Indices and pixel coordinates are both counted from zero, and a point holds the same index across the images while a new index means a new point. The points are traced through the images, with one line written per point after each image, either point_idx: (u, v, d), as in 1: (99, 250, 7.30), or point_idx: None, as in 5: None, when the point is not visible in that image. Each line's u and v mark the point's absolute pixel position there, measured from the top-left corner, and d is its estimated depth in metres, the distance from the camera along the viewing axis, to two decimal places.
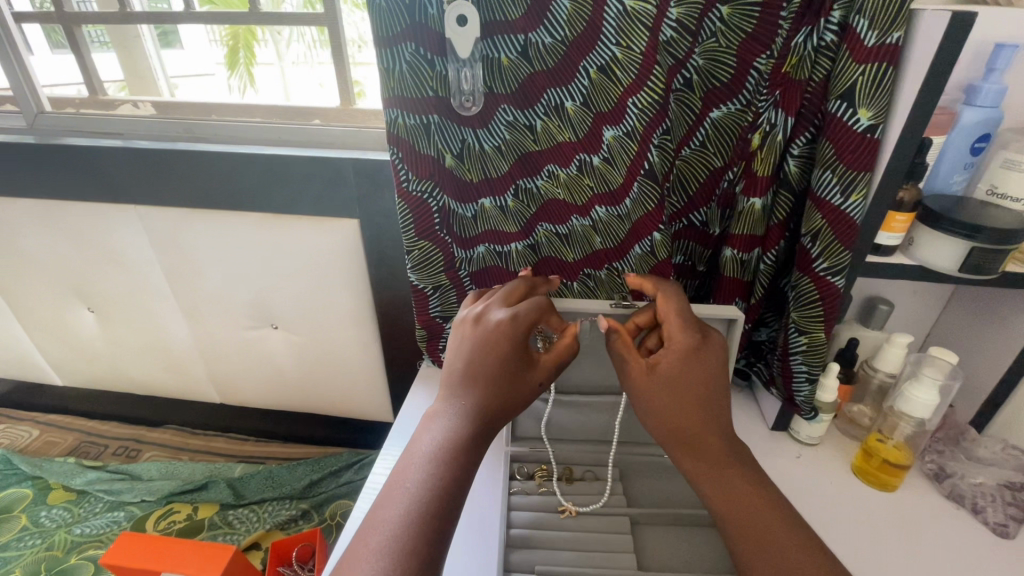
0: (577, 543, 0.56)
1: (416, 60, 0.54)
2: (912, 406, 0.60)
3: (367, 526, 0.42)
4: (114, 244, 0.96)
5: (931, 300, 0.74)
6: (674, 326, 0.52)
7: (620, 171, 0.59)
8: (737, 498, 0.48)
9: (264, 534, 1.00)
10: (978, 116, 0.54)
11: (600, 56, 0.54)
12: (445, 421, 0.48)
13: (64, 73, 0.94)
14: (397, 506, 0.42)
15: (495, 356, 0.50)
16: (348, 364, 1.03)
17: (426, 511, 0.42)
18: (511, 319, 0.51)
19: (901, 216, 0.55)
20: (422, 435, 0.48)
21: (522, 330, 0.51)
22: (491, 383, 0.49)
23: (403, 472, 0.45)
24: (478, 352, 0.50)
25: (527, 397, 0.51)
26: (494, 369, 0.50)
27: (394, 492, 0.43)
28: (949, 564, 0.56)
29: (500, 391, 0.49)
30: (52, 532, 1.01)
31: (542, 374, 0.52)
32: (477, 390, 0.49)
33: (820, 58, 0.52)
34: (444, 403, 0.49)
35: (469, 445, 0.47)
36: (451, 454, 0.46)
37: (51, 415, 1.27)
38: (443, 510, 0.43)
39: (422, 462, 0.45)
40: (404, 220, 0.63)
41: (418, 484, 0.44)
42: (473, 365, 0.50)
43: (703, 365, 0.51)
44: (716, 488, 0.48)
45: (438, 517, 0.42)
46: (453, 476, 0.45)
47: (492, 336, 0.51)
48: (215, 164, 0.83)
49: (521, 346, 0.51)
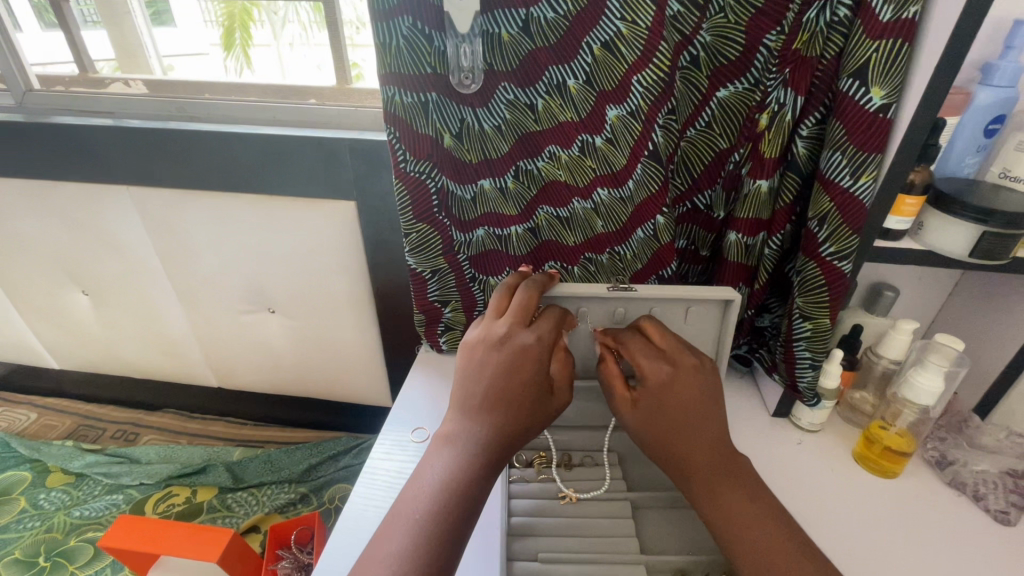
0: (577, 529, 0.55)
1: (412, 36, 0.53)
2: (917, 393, 0.60)
3: (368, 557, 0.42)
4: (107, 225, 0.94)
5: (937, 286, 0.73)
6: (644, 358, 0.53)
7: (623, 152, 0.58)
8: (736, 514, 0.46)
9: (262, 518, 1.00)
10: (993, 96, 0.53)
11: (604, 32, 0.52)
12: (457, 449, 0.47)
13: (53, 50, 0.91)
14: (397, 544, 0.42)
15: (511, 386, 0.49)
16: (346, 347, 1.03)
17: (427, 551, 0.41)
18: (533, 350, 0.51)
19: (912, 199, 0.53)
20: (431, 463, 0.47)
21: (541, 362, 0.51)
22: (504, 415, 0.48)
23: (408, 504, 0.44)
24: (501, 376, 0.49)
25: (535, 429, 0.50)
26: (506, 399, 0.49)
27: (398, 524, 0.43)
28: (948, 551, 0.56)
29: (511, 422, 0.48)
30: (51, 514, 1.01)
31: (553, 402, 0.52)
32: (493, 419, 0.48)
33: (832, 34, 0.50)
34: (455, 431, 0.48)
35: (476, 481, 0.46)
36: (456, 489, 0.45)
37: (47, 398, 1.27)
38: (443, 551, 0.42)
39: (427, 494, 0.45)
40: (401, 201, 0.62)
41: (421, 519, 0.43)
42: (491, 392, 0.49)
43: (675, 397, 0.51)
44: (716, 508, 0.47)
45: (436, 560, 0.41)
46: (459, 513, 0.44)
47: (513, 364, 0.50)
48: (205, 142, 0.81)
49: (539, 378, 0.50)
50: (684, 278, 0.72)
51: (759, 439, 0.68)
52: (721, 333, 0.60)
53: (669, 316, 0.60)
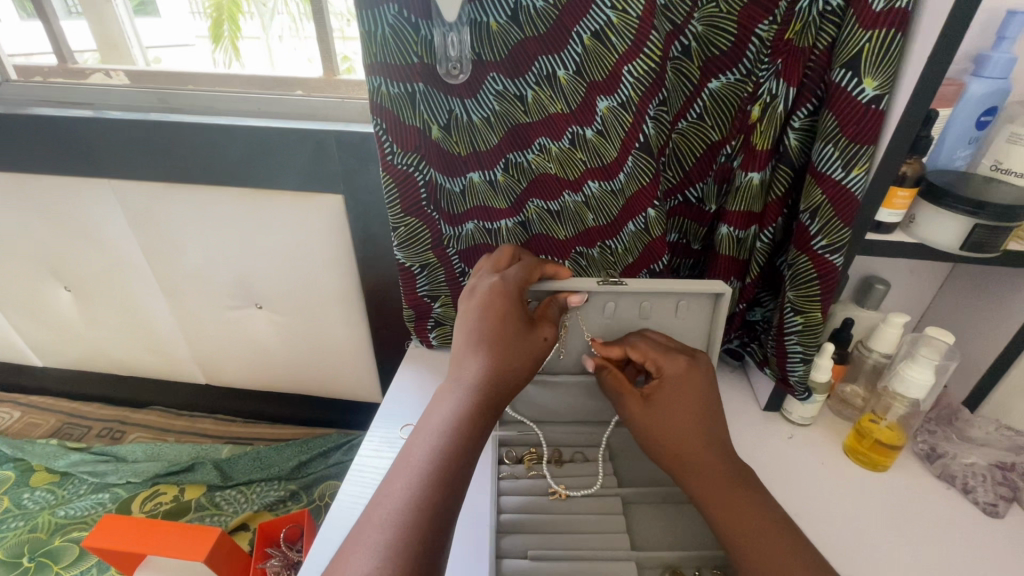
0: (567, 526, 0.55)
1: (398, 24, 0.51)
2: (907, 387, 0.60)
3: (374, 502, 0.39)
4: (89, 219, 0.92)
5: (927, 280, 0.73)
6: (661, 355, 0.55)
7: (615, 144, 0.57)
8: (743, 516, 0.46)
9: (251, 516, 0.99)
10: (986, 87, 0.52)
11: (594, 21, 0.51)
12: (454, 392, 0.47)
13: (33, 40, 0.89)
14: (403, 485, 0.40)
15: (492, 325, 0.51)
16: (335, 343, 1.01)
17: (434, 486, 0.40)
18: (504, 286, 0.54)
19: (903, 192, 0.53)
20: (431, 411, 0.46)
21: (515, 298, 0.53)
22: (495, 349, 0.49)
23: (411, 450, 0.43)
24: (484, 315, 0.52)
25: (530, 364, 0.51)
26: (495, 334, 0.51)
27: (403, 466, 0.41)
28: (937, 544, 0.56)
29: (502, 357, 0.49)
30: (35, 514, 1.00)
31: (541, 335, 0.53)
32: (485, 354, 0.49)
33: (825, 23, 0.49)
34: (451, 376, 0.49)
35: (477, 415, 0.45)
36: (460, 423, 0.44)
37: (31, 396, 1.24)
38: (451, 484, 0.40)
39: (433, 433, 0.44)
40: (389, 194, 0.60)
41: (428, 457, 0.42)
42: (478, 331, 0.51)
43: (687, 391, 0.53)
44: (725, 508, 0.47)
45: (445, 493, 0.40)
46: (463, 446, 0.43)
47: (491, 303, 0.52)
48: (190, 135, 0.79)
49: (518, 310, 0.53)
50: (676, 272, 0.72)
51: (750, 433, 0.68)
52: (713, 327, 0.60)
53: (660, 311, 0.59)
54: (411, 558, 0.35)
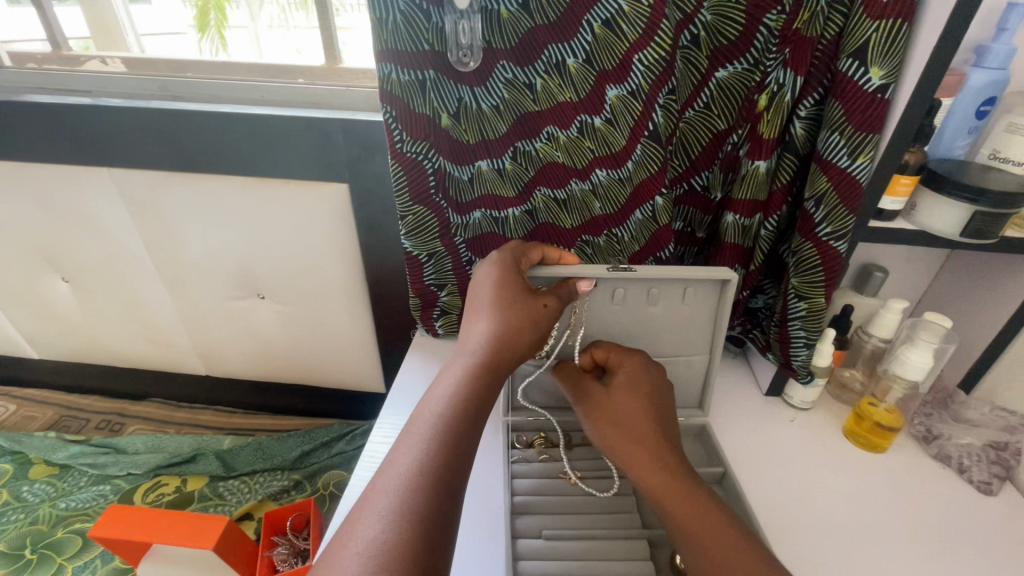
0: (580, 507, 0.56)
1: (410, 10, 0.51)
2: (907, 369, 0.62)
3: (381, 468, 0.39)
4: (87, 208, 0.91)
5: (925, 267, 0.75)
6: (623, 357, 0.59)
7: (623, 132, 0.58)
8: (686, 504, 0.46)
9: (256, 505, 0.99)
10: (987, 78, 0.54)
11: (605, 10, 0.52)
12: (459, 360, 0.47)
13: (24, 27, 0.87)
14: (409, 449, 0.39)
15: (498, 296, 0.51)
16: (338, 333, 1.02)
17: (439, 449, 0.39)
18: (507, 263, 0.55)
19: (906, 179, 0.55)
20: (440, 378, 0.46)
21: (517, 274, 0.54)
22: (502, 317, 0.50)
23: (415, 418, 0.42)
24: (492, 287, 0.52)
25: (531, 331, 0.51)
26: (501, 304, 0.51)
27: (410, 431, 0.41)
28: (934, 521, 0.58)
29: (509, 324, 0.50)
30: (35, 506, 0.99)
31: (541, 304, 0.53)
32: (492, 321, 0.49)
33: (833, 13, 0.50)
34: (461, 344, 0.49)
35: (483, 380, 0.45)
36: (468, 389, 0.44)
37: (27, 389, 1.23)
38: (457, 447, 0.40)
39: (439, 400, 0.43)
40: (397, 182, 0.61)
41: (436, 422, 0.41)
42: (486, 303, 0.51)
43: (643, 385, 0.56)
44: (671, 498, 0.47)
45: (452, 455, 0.39)
46: (469, 411, 0.43)
47: (499, 278, 0.53)
48: (192, 123, 0.78)
49: (522, 283, 0.54)
50: (680, 259, 0.73)
51: (753, 417, 0.70)
52: (719, 312, 0.61)
53: (668, 296, 0.60)
54: (416, 521, 0.35)
